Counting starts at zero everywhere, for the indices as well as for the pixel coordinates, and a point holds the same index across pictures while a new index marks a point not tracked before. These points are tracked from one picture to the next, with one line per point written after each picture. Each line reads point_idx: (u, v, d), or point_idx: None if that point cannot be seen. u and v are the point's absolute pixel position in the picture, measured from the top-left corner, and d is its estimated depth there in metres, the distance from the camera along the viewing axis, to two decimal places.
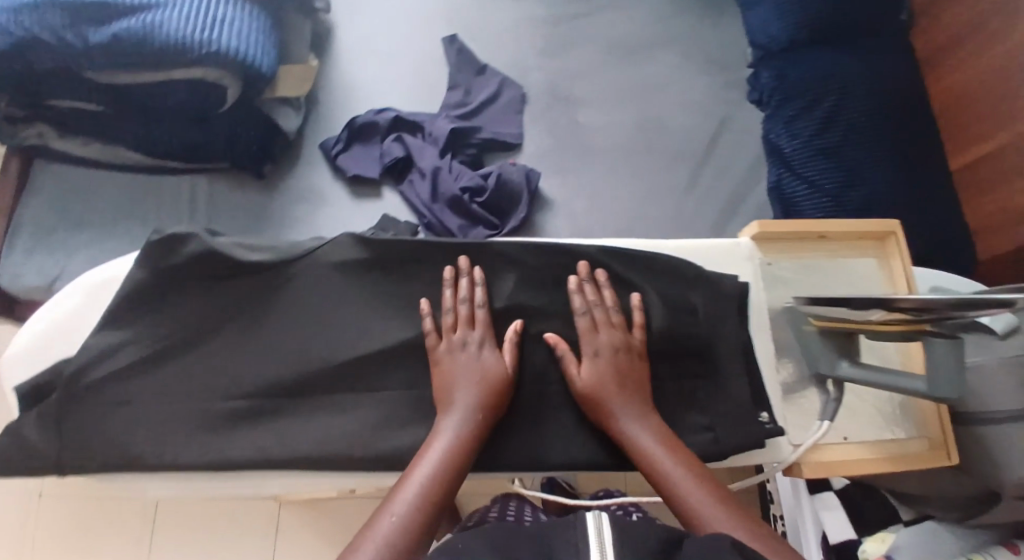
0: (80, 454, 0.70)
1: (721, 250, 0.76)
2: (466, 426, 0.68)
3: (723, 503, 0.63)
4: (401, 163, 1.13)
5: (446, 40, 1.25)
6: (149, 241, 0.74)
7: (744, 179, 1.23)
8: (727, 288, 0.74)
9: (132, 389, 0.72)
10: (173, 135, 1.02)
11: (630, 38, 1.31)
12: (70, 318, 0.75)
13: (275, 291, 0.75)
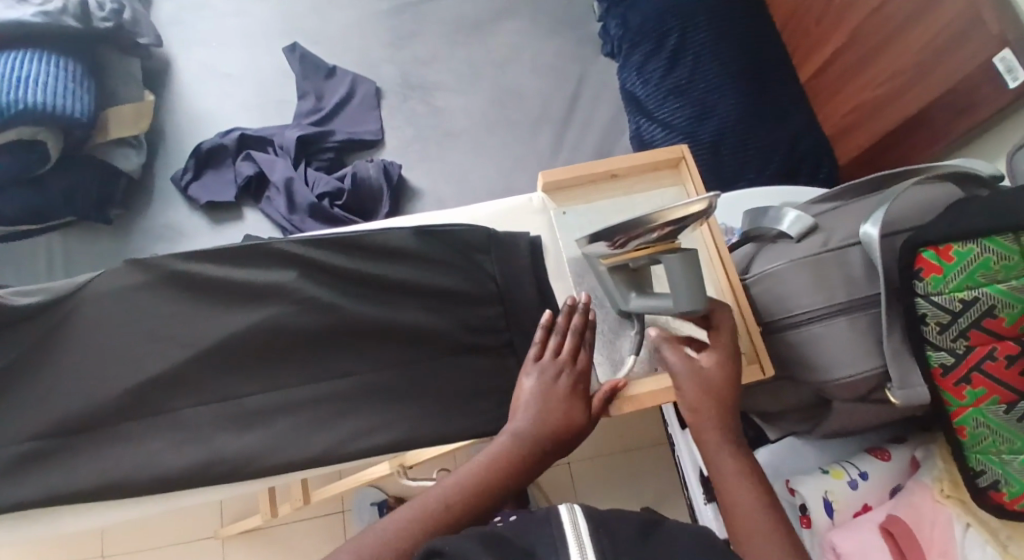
0: None
1: (513, 209, 0.76)
2: (540, 437, 0.64)
3: (772, 511, 0.61)
4: (254, 181, 1.13)
5: (287, 49, 1.25)
6: None
7: (607, 130, 1.21)
8: (519, 247, 0.72)
9: None
10: (13, 198, 0.98)
11: (474, 14, 1.30)
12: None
13: (61, 329, 0.70)
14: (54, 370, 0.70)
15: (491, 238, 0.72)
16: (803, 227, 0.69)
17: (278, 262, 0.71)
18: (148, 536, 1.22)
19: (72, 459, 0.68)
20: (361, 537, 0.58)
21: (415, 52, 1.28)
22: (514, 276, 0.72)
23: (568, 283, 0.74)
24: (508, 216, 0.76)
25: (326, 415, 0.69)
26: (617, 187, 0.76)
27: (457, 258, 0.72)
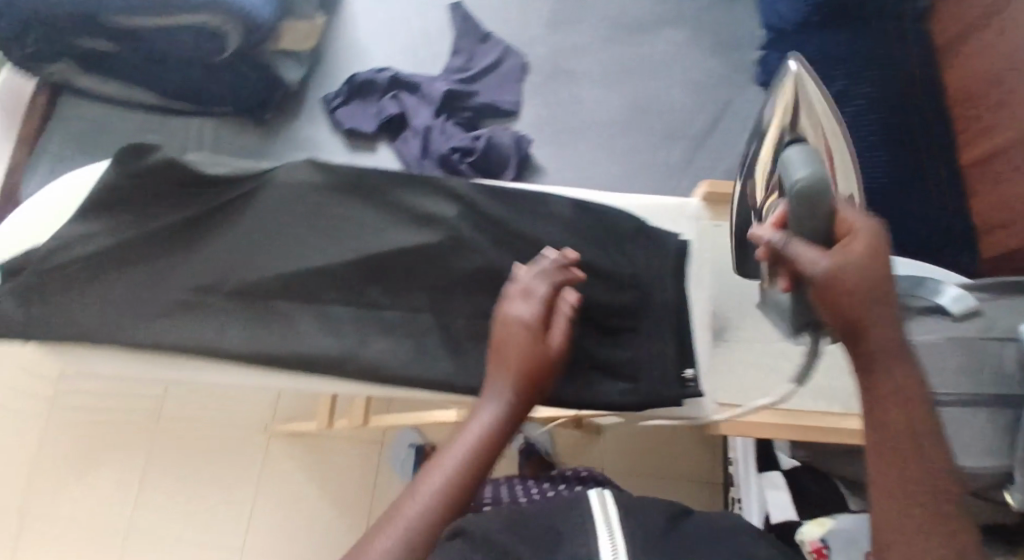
0: (53, 330, 0.71)
1: (670, 209, 0.80)
2: (499, 423, 0.58)
3: (929, 509, 0.45)
4: (396, 120, 1.14)
5: (451, 6, 1.24)
6: (127, 144, 0.76)
7: (743, 165, 1.13)
8: (668, 245, 0.75)
9: (100, 279, 0.74)
10: (186, 79, 1.07)
11: (637, 14, 1.23)
12: (41, 212, 0.78)
13: (236, 200, 0.77)
14: (204, 237, 0.76)
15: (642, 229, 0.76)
16: (963, 309, 0.67)
17: (436, 198, 0.76)
18: (209, 411, 1.31)
19: (199, 316, 0.73)
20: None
21: (569, 37, 1.23)
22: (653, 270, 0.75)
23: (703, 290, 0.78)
24: (664, 213, 0.80)
25: (439, 351, 0.72)
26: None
27: (610, 236, 0.76)
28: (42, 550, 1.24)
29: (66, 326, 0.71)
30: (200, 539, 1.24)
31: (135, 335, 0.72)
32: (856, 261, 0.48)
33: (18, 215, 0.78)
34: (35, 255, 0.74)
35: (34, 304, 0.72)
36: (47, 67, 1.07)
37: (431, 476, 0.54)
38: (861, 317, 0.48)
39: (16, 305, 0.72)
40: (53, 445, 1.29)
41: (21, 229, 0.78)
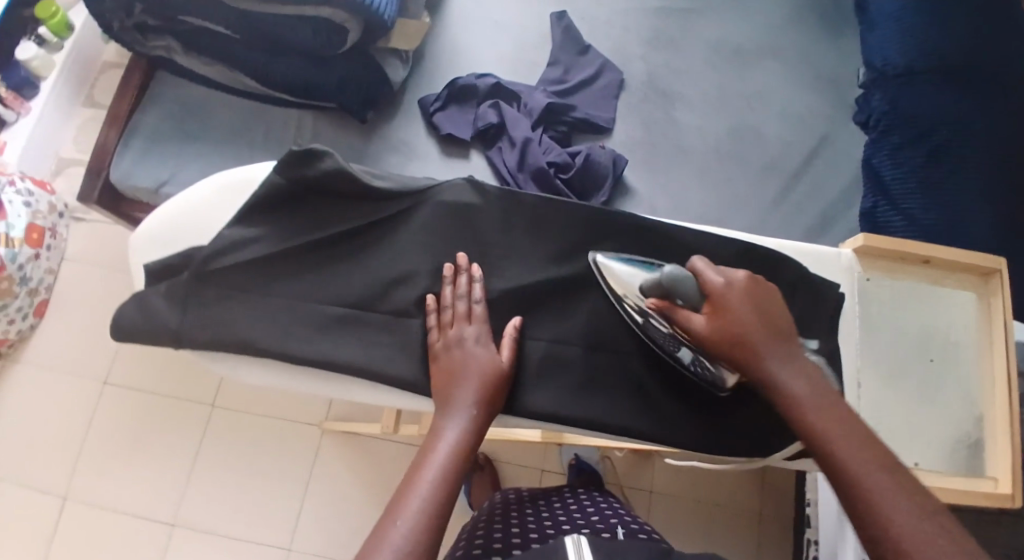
0: (198, 328, 0.80)
1: (826, 258, 0.85)
2: (464, 436, 0.69)
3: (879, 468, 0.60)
4: (492, 129, 1.15)
5: (554, 17, 1.24)
6: (291, 150, 0.81)
7: (837, 200, 1.14)
8: (827, 295, 0.82)
9: (247, 283, 0.81)
10: (290, 70, 1.09)
11: (739, 40, 1.24)
12: (197, 210, 0.84)
13: (389, 217, 0.83)
14: (361, 253, 0.82)
15: (803, 278, 0.82)
16: None
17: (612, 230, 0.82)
18: (262, 404, 1.29)
19: (348, 332, 0.80)
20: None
21: (670, 58, 1.23)
22: (810, 313, 0.81)
23: (853, 342, 0.83)
24: (822, 260, 0.84)
25: (556, 377, 0.80)
26: (923, 273, 0.86)
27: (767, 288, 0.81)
28: (91, 527, 1.24)
29: (212, 331, 0.79)
30: (249, 530, 1.24)
31: (271, 345, 0.79)
32: (736, 303, 0.69)
33: (175, 210, 0.84)
34: (197, 257, 0.81)
35: (182, 306, 0.80)
36: (149, 42, 1.11)
37: (416, 488, 0.63)
38: (752, 346, 0.68)
39: (172, 308, 0.80)
40: (110, 420, 1.28)
41: (172, 225, 0.84)
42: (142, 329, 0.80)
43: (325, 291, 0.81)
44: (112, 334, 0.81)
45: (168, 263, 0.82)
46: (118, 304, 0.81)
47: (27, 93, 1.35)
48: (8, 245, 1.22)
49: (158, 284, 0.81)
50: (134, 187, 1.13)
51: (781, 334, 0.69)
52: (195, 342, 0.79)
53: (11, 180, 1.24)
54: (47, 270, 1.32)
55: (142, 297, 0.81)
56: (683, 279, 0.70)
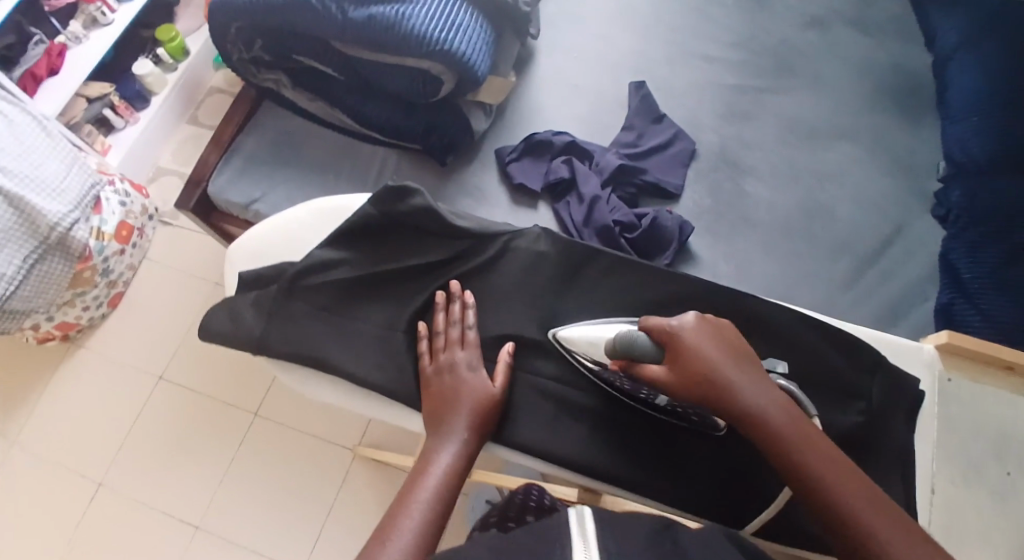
0: (279, 338, 0.87)
1: (909, 351, 0.90)
2: (456, 463, 0.75)
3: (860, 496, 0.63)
4: (563, 184, 1.18)
5: (633, 86, 1.28)
6: (386, 186, 0.90)
7: (912, 292, 1.11)
8: (907, 387, 0.84)
9: (330, 301, 0.88)
10: (383, 113, 1.19)
11: (817, 122, 1.25)
12: (294, 234, 0.94)
13: (468, 256, 0.90)
14: (434, 283, 0.88)
15: (880, 364, 0.85)
16: None
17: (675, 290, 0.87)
18: (304, 422, 1.31)
19: (413, 359, 0.85)
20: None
21: (744, 132, 1.25)
22: (891, 400, 0.84)
23: (929, 438, 0.87)
24: (904, 353, 0.90)
25: (571, 423, 0.83)
26: (1006, 379, 0.92)
27: (844, 376, 0.84)
28: (124, 519, 1.26)
29: (292, 344, 0.86)
30: (273, 548, 1.23)
31: (345, 364, 0.85)
32: (697, 346, 0.70)
33: (275, 230, 0.94)
34: (289, 271, 0.89)
35: (267, 316, 0.88)
36: (260, 74, 1.22)
37: (410, 506, 0.69)
38: (722, 381, 0.68)
39: (258, 318, 0.88)
40: (159, 419, 1.32)
41: (270, 244, 0.94)
42: (231, 334, 0.88)
43: (397, 317, 0.87)
44: (202, 337, 0.89)
45: (259, 274, 0.91)
46: (211, 310, 0.90)
47: (137, 106, 1.46)
48: (98, 238, 1.30)
49: (249, 294, 0.90)
50: (226, 200, 1.22)
51: (743, 356, 0.70)
52: (274, 351, 0.86)
53: (111, 180, 1.34)
54: (127, 266, 1.40)
55: (234, 307, 0.89)
56: (637, 339, 0.74)
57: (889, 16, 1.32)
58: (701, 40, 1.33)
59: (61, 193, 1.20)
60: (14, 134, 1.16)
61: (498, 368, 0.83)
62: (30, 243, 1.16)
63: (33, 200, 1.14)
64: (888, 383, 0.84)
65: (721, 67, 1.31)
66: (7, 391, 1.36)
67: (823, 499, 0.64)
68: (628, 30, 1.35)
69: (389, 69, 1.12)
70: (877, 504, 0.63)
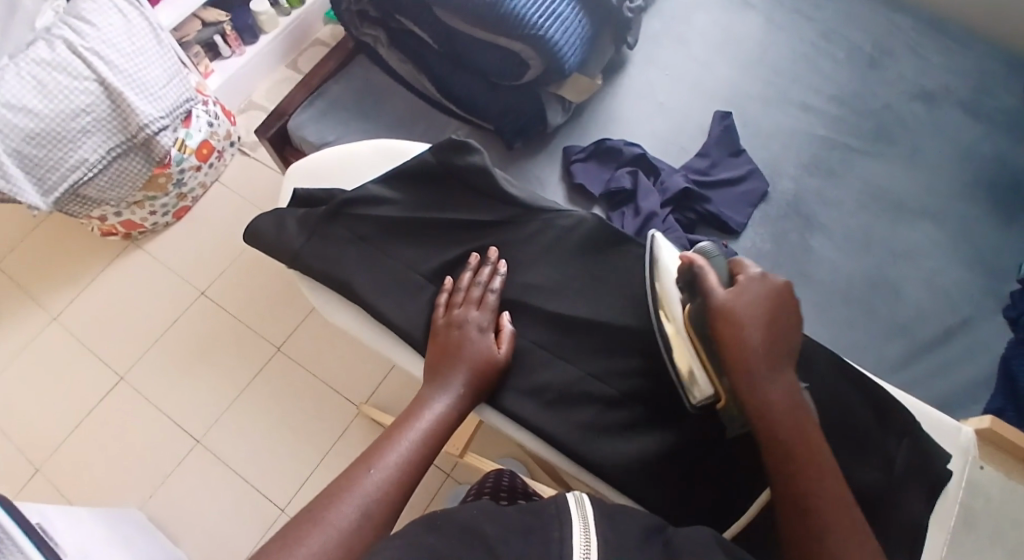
0: (309, 254, 0.91)
1: (946, 429, 0.83)
2: (446, 414, 0.78)
3: (849, 518, 0.64)
4: (622, 194, 1.16)
5: (718, 115, 1.25)
6: (450, 138, 0.92)
7: (966, 386, 1.05)
8: (934, 459, 0.79)
9: (366, 233, 0.92)
10: (465, 89, 1.22)
11: (902, 193, 1.18)
12: (356, 163, 1.00)
13: (508, 223, 0.91)
14: (467, 244, 0.92)
15: (911, 428, 0.80)
16: None
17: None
18: (322, 367, 1.33)
19: (428, 305, 0.88)
20: (339, 531, 0.65)
21: (824, 186, 1.20)
22: (914, 468, 0.78)
23: (941, 531, 0.80)
24: (939, 430, 0.83)
25: (560, 403, 0.84)
26: None
27: (870, 435, 0.80)
28: (135, 414, 1.32)
29: (319, 263, 0.91)
30: (258, 477, 1.26)
31: (360, 295, 0.89)
32: (751, 303, 0.72)
33: (333, 158, 1.01)
34: (336, 197, 0.93)
35: (305, 231, 0.92)
36: (363, 29, 1.27)
37: (394, 448, 0.73)
38: (751, 349, 0.70)
39: (298, 232, 0.93)
40: (189, 327, 1.38)
41: (333, 165, 1.00)
42: (273, 243, 0.93)
43: (425, 265, 0.91)
44: (246, 237, 0.95)
45: (311, 194, 0.96)
46: (260, 215, 0.96)
47: (247, 39, 1.54)
48: (180, 149, 1.37)
49: (297, 209, 0.95)
50: (302, 136, 1.27)
51: (783, 344, 0.72)
52: (303, 266, 0.91)
53: (205, 101, 1.41)
54: (201, 183, 1.47)
55: (281, 215, 0.95)
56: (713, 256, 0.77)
57: (1005, 106, 1.22)
58: (800, 84, 1.29)
59: (157, 98, 1.27)
60: (128, 34, 1.23)
61: (502, 332, 0.85)
62: (116, 137, 1.24)
63: (130, 97, 1.22)
64: (912, 452, 0.79)
65: (816, 116, 1.26)
66: (64, 270, 1.45)
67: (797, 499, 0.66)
68: (729, 60, 1.33)
69: (483, 41, 1.13)
70: (847, 521, 0.64)
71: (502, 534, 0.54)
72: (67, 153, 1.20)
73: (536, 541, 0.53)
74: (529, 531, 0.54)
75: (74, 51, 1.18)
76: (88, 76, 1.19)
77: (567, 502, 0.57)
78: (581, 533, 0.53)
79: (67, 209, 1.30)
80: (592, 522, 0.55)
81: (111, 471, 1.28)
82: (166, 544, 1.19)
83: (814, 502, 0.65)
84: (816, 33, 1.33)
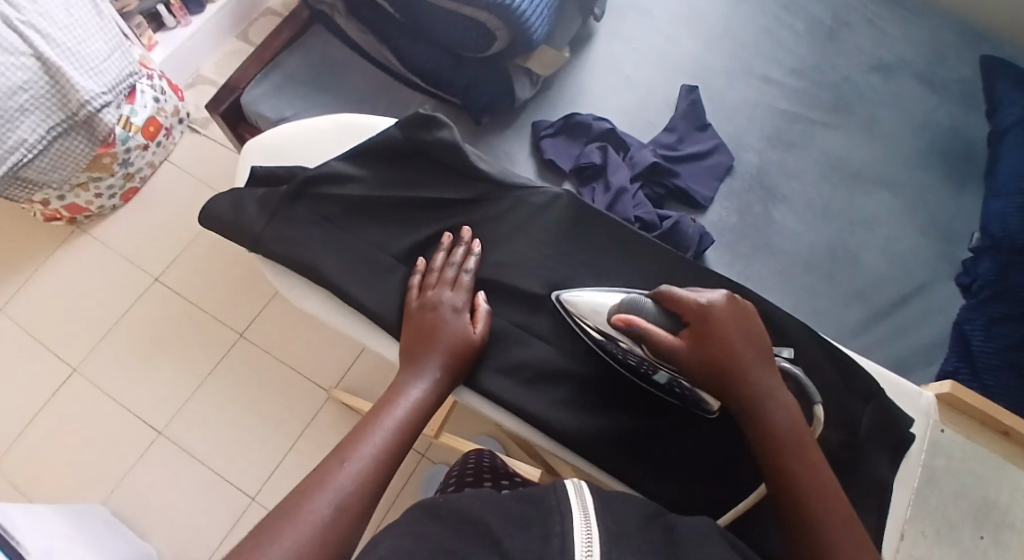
0: (275, 238, 0.88)
1: (907, 393, 0.87)
2: (421, 399, 0.76)
3: (852, 528, 0.64)
4: (592, 169, 1.16)
5: (685, 89, 1.25)
6: (414, 112, 0.89)
7: (923, 351, 1.09)
8: (897, 420, 0.82)
9: (334, 214, 0.89)
10: (428, 63, 1.19)
11: (861, 163, 1.20)
12: (315, 139, 0.97)
13: (482, 202, 0.90)
14: (440, 224, 0.90)
15: (875, 393, 0.82)
16: None
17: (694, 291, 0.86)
18: (286, 351, 1.30)
19: (401, 287, 0.86)
20: (314, 527, 0.62)
21: (787, 159, 1.21)
22: (880, 431, 0.81)
23: (907, 491, 0.84)
24: (902, 394, 0.86)
25: (536, 382, 0.84)
26: None
27: (840, 402, 0.82)
28: (90, 406, 1.27)
29: (288, 247, 0.88)
30: (225, 466, 1.23)
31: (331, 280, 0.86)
32: (724, 329, 0.71)
33: (295, 135, 0.97)
34: (300, 176, 0.90)
35: (269, 213, 0.89)
36: None
37: (370, 437, 0.71)
38: (745, 363, 0.70)
39: (262, 214, 0.89)
40: (143, 314, 1.32)
41: (293, 144, 0.97)
42: (234, 226, 0.89)
43: (397, 246, 0.88)
44: (202, 221, 0.91)
45: (271, 171, 0.92)
46: (216, 195, 0.92)
47: (192, 9, 1.46)
48: (125, 127, 1.29)
49: (258, 189, 0.91)
50: (257, 112, 1.22)
51: (772, 362, 0.72)
52: (268, 250, 0.88)
53: (150, 75, 1.34)
54: (148, 162, 1.40)
55: (238, 197, 0.91)
56: (645, 306, 0.75)
57: (958, 75, 1.25)
58: (761, 56, 1.30)
59: (98, 72, 1.19)
60: (65, 5, 1.15)
61: (478, 313, 0.84)
62: (56, 115, 1.16)
63: (72, 74, 1.14)
64: (878, 415, 0.81)
65: (778, 87, 1.27)
66: (4, 259, 1.37)
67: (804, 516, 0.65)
68: (691, 31, 1.32)
69: (446, 13, 1.09)
70: (853, 533, 0.63)
71: (503, 525, 0.53)
72: (3, 133, 1.12)
73: (536, 533, 0.52)
74: (527, 520, 0.53)
75: (11, 25, 1.10)
76: (26, 51, 1.11)
77: (565, 491, 0.55)
78: (583, 522, 0.52)
79: (5, 192, 1.22)
80: (594, 510, 0.54)
81: (67, 466, 1.23)
82: (132, 540, 1.15)
83: (821, 516, 0.64)
84: (777, 4, 1.34)
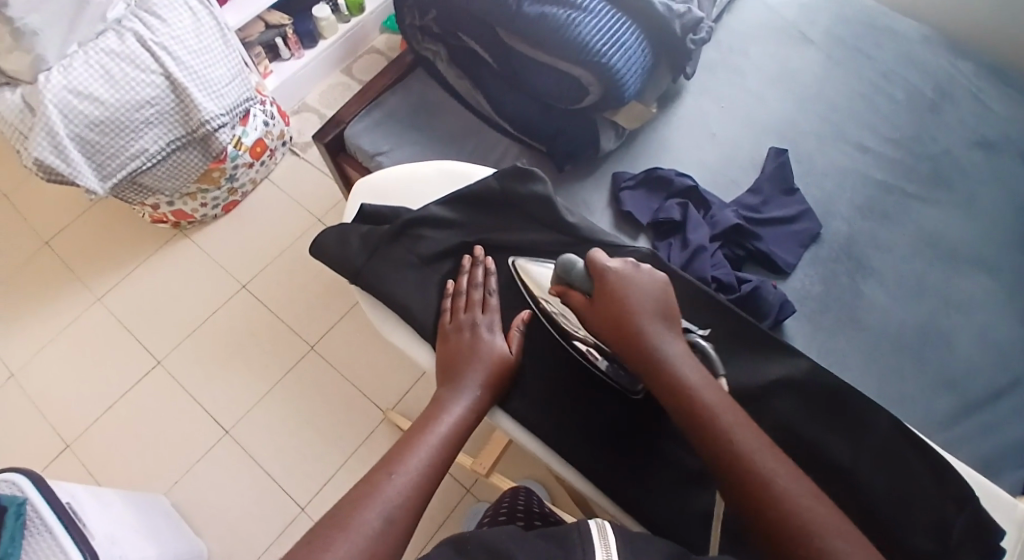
0: (374, 273, 0.91)
1: (995, 500, 0.81)
2: (464, 417, 0.77)
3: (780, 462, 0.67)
4: (670, 225, 1.16)
5: (774, 153, 1.24)
6: (513, 166, 0.92)
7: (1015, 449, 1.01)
8: (990, 531, 0.75)
9: (429, 254, 0.92)
10: (519, 110, 1.23)
11: (959, 245, 1.15)
12: (415, 178, 1.01)
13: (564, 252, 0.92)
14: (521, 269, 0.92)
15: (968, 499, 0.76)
16: None
17: (775, 363, 0.85)
18: (353, 371, 1.34)
19: None
20: (364, 535, 0.65)
21: (877, 231, 1.17)
22: (969, 540, 0.75)
23: None
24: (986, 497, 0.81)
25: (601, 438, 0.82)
26: None
27: (924, 499, 0.77)
28: (165, 401, 1.34)
29: (382, 282, 0.91)
30: (283, 475, 1.26)
31: (408, 309, 0.89)
32: (620, 289, 0.76)
33: (399, 176, 1.02)
34: (403, 217, 0.93)
35: (370, 249, 0.92)
36: (424, 44, 1.28)
37: (415, 451, 0.73)
38: (642, 327, 0.75)
39: (363, 249, 0.92)
40: (227, 320, 1.40)
41: (392, 180, 1.02)
42: (337, 259, 0.93)
43: None
44: (310, 251, 0.95)
45: (376, 210, 0.96)
46: (325, 229, 0.96)
47: (307, 44, 1.57)
48: (236, 146, 1.39)
49: (362, 227, 0.95)
50: (357, 145, 1.29)
51: (668, 320, 0.76)
52: (367, 284, 0.92)
53: (263, 100, 1.44)
54: (251, 179, 1.49)
55: (345, 230, 0.95)
56: (575, 267, 0.79)
57: None
58: (859, 127, 1.27)
59: (218, 95, 1.29)
60: (195, 32, 1.26)
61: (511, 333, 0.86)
62: (177, 130, 1.27)
63: (194, 94, 1.24)
64: (971, 523, 0.75)
65: (874, 161, 1.24)
66: (110, 255, 1.48)
67: (735, 459, 0.68)
68: (787, 97, 1.31)
69: (541, 63, 1.13)
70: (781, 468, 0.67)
71: None
72: (128, 142, 1.23)
73: None
74: None
75: (144, 45, 1.20)
76: (155, 70, 1.21)
77: (589, 528, 0.57)
78: None
79: (123, 195, 1.33)
80: (614, 549, 0.55)
81: (137, 456, 1.30)
82: (188, 535, 1.19)
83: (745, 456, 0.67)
84: (876, 76, 1.31)
